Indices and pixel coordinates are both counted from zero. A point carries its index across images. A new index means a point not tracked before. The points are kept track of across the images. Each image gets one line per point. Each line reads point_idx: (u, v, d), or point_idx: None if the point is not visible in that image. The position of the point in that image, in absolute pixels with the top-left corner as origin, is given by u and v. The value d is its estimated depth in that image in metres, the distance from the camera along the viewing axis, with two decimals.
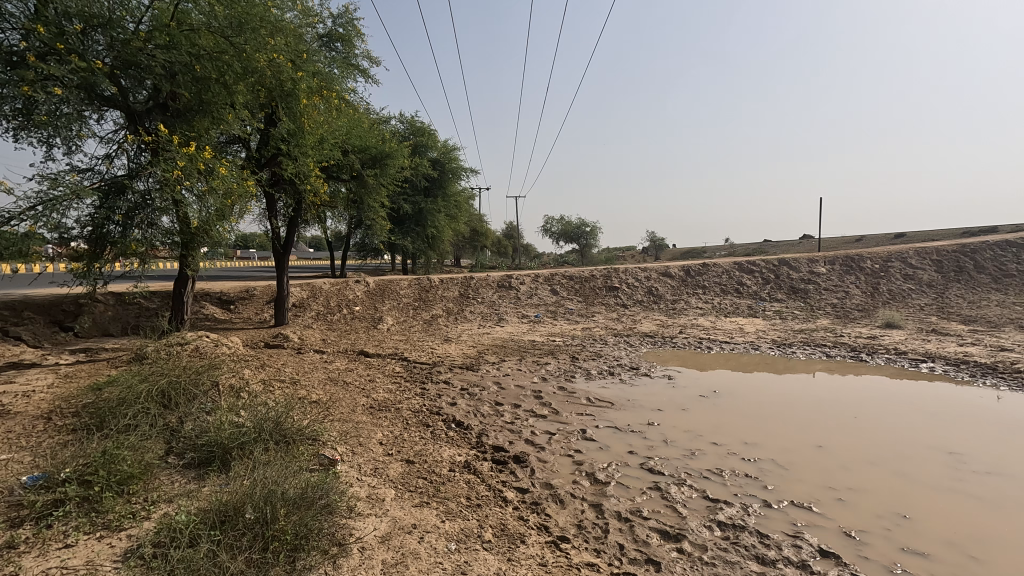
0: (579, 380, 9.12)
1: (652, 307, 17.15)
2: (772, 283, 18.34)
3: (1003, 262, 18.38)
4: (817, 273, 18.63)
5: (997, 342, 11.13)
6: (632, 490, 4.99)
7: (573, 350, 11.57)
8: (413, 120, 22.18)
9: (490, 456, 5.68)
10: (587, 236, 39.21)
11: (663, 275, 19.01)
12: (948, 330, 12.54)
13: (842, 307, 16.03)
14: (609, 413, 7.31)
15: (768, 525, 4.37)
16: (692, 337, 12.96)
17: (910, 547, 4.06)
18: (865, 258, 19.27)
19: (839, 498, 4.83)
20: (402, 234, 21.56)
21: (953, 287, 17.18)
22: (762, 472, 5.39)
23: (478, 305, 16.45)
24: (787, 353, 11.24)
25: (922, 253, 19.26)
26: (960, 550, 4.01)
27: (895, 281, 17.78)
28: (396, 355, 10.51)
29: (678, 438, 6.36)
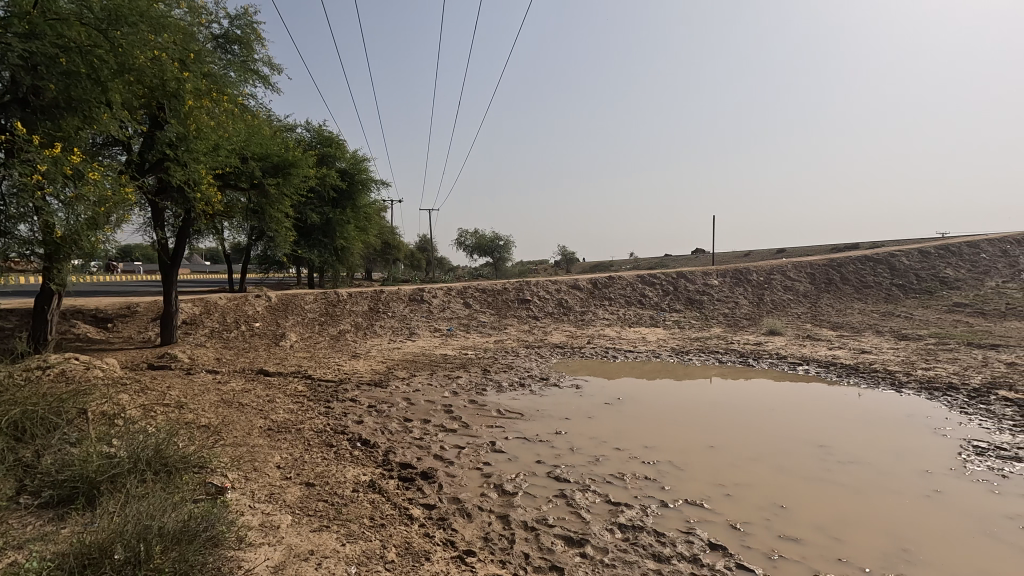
0: (490, 393, 9.15)
1: (562, 319, 17.65)
2: (672, 294, 19.52)
3: (863, 274, 20.85)
4: (711, 285, 20.08)
5: (859, 345, 12.58)
6: (539, 499, 5.07)
7: (484, 363, 11.60)
8: (321, 128, 21.45)
9: (397, 474, 5.54)
10: (500, 249, 39.64)
11: (573, 287, 19.62)
12: (821, 336, 13.97)
13: (732, 317, 17.39)
14: (519, 424, 7.40)
15: (664, 524, 4.61)
16: (599, 347, 13.47)
17: (786, 535, 4.43)
18: (752, 271, 21.05)
19: (726, 493, 5.21)
20: (307, 246, 20.66)
21: (824, 297, 19.22)
22: (661, 474, 5.68)
23: (389, 319, 16.07)
24: (686, 360, 11.99)
25: (798, 266, 21.36)
26: (827, 533, 4.45)
27: (777, 292, 19.59)
28: (299, 373, 9.99)
29: (584, 445, 6.56)
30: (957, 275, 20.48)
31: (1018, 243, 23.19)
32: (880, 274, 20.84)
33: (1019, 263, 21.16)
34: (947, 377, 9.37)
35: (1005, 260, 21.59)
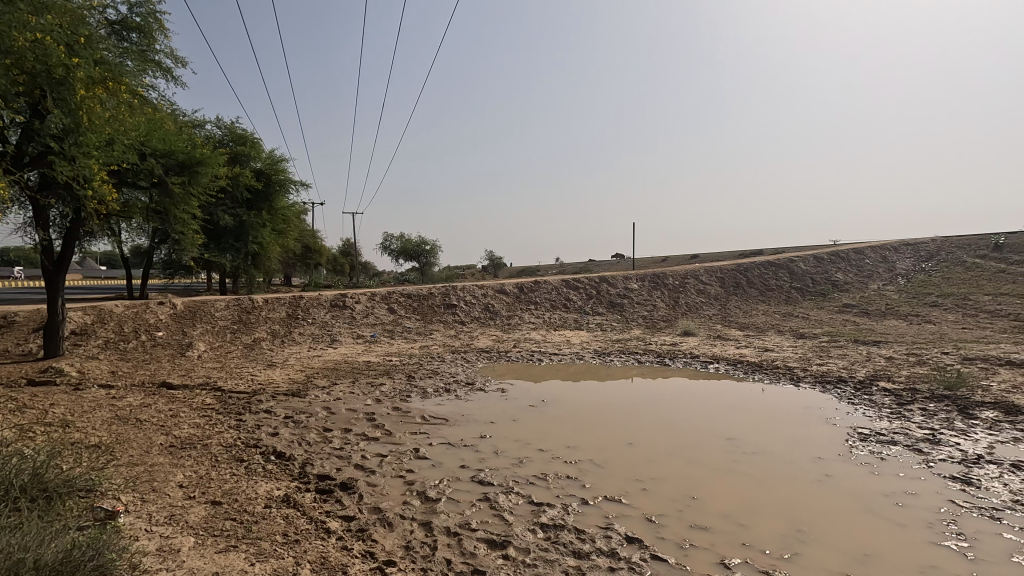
0: (414, 399, 9.00)
1: (489, 323, 17.70)
2: (594, 298, 20.12)
3: (767, 278, 22.52)
4: (631, 289, 20.91)
5: (763, 344, 13.56)
6: (462, 504, 5.05)
7: (409, 369, 11.40)
8: (233, 126, 20.30)
9: (314, 486, 5.31)
10: (427, 254, 39.22)
11: (499, 292, 19.74)
12: (730, 335, 14.91)
13: (651, 319, 18.19)
14: (443, 430, 7.34)
15: (584, 521, 4.74)
16: (525, 351, 13.64)
17: (696, 524, 4.69)
18: (668, 275, 22.14)
19: (643, 488, 5.42)
20: (218, 250, 19.42)
21: (733, 300, 20.56)
22: (582, 473, 5.83)
23: (309, 326, 15.42)
24: (607, 362, 12.40)
25: (710, 270, 22.70)
26: (732, 519, 4.75)
27: (691, 295, 20.73)
28: (207, 385, 9.34)
29: (508, 447, 6.61)
30: (845, 279, 22.57)
31: (894, 250, 25.93)
32: (781, 278, 22.58)
33: (895, 268, 23.66)
34: (837, 371, 10.30)
35: (884, 265, 24.06)
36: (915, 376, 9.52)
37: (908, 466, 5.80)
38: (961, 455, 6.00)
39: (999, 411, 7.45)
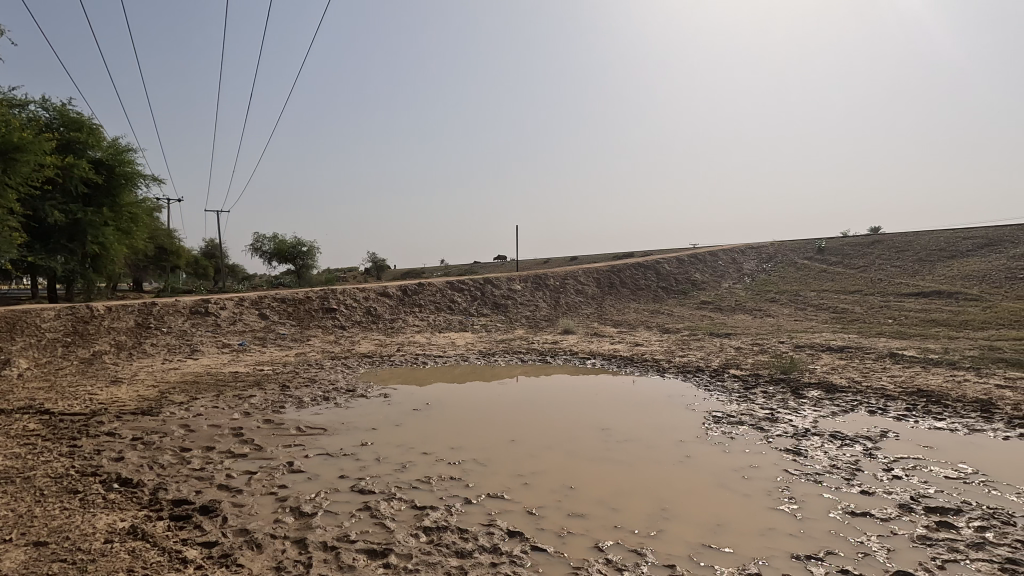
0: (289, 410, 8.43)
1: (371, 327, 17.12)
2: (479, 299, 20.31)
3: (637, 278, 24.28)
4: (515, 290, 21.39)
5: (634, 339, 14.59)
6: (341, 515, 4.83)
7: (283, 379, 10.66)
8: (63, 108, 17.59)
9: (168, 514, 4.76)
10: (304, 256, 37.00)
11: (382, 295, 19.16)
12: (605, 332, 15.83)
13: (533, 319, 18.77)
14: (321, 440, 6.96)
15: (467, 520, 4.76)
16: (409, 354, 13.39)
17: (573, 512, 4.92)
18: (549, 276, 22.98)
19: (524, 482, 5.58)
20: (46, 251, 16.72)
21: (608, 299, 21.89)
22: (465, 473, 5.86)
23: (163, 336, 13.80)
24: (492, 362, 12.58)
25: (587, 271, 23.91)
26: (605, 504, 5.05)
27: (570, 295, 21.71)
28: (30, 409, 7.98)
29: (390, 453, 6.44)
30: (703, 279, 25.00)
31: (742, 253, 29.23)
32: (649, 278, 24.44)
33: (743, 268, 26.68)
34: (696, 362, 11.40)
35: (734, 266, 27.01)
36: (758, 363, 10.83)
37: (752, 442, 6.57)
38: (793, 430, 6.93)
39: (821, 390, 8.73)
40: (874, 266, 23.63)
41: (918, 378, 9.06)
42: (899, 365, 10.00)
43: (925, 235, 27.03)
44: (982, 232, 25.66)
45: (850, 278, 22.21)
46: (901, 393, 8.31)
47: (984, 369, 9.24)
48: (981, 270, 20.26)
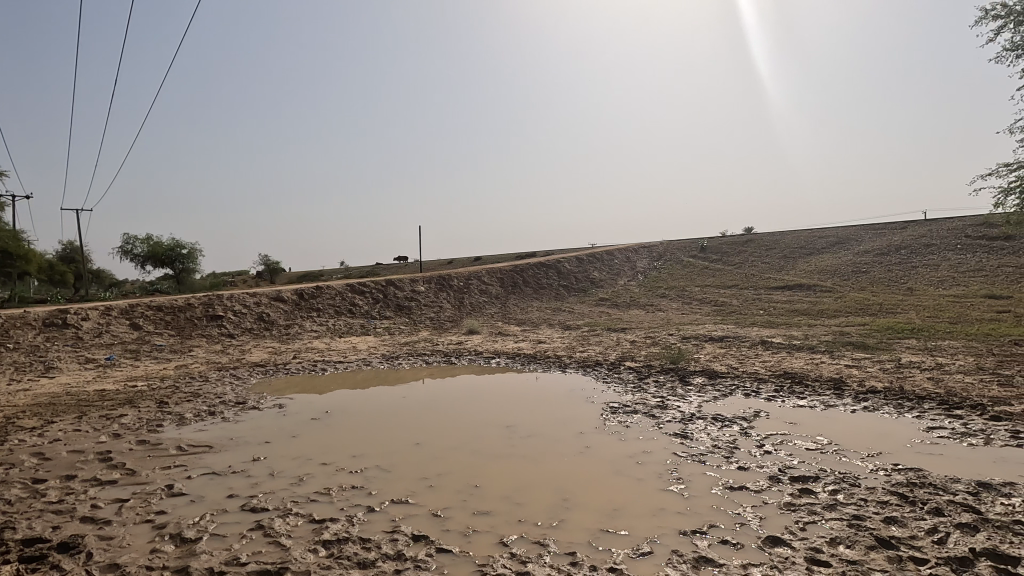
0: (168, 429, 7.69)
1: (263, 335, 16.04)
2: (381, 301, 19.76)
3: (540, 277, 24.91)
4: (419, 291, 21.07)
5: (537, 337, 14.98)
6: (230, 538, 4.50)
7: (161, 394, 9.71)
8: None
9: (16, 557, 4.16)
10: (184, 259, 33.85)
11: (275, 299, 18.03)
12: (509, 331, 16.07)
13: (438, 320, 18.63)
14: (207, 459, 6.43)
15: (369, 529, 4.63)
16: (306, 361, 12.75)
17: (479, 510, 4.95)
18: (453, 276, 22.88)
19: (429, 485, 5.53)
20: None
21: (511, 298, 22.25)
22: (368, 480, 5.69)
23: (9, 353, 12.00)
24: (395, 365, 12.31)
25: (491, 271, 24.09)
26: (510, 500, 5.13)
27: (474, 295, 21.80)
28: None
29: (285, 467, 6.09)
30: (600, 277, 26.16)
31: (635, 251, 30.95)
32: (551, 277, 25.14)
33: (636, 266, 28.26)
34: (595, 356, 11.93)
35: (628, 264, 28.53)
36: (651, 355, 11.57)
37: (645, 429, 7.01)
38: (681, 415, 7.48)
39: (705, 377, 9.51)
40: (749, 262, 26.09)
41: (784, 362, 10.17)
42: (770, 351, 11.14)
43: (789, 235, 30.27)
44: (833, 231, 29.25)
45: (728, 274, 24.32)
46: (771, 376, 9.27)
47: (836, 352, 10.56)
48: (833, 265, 23.12)
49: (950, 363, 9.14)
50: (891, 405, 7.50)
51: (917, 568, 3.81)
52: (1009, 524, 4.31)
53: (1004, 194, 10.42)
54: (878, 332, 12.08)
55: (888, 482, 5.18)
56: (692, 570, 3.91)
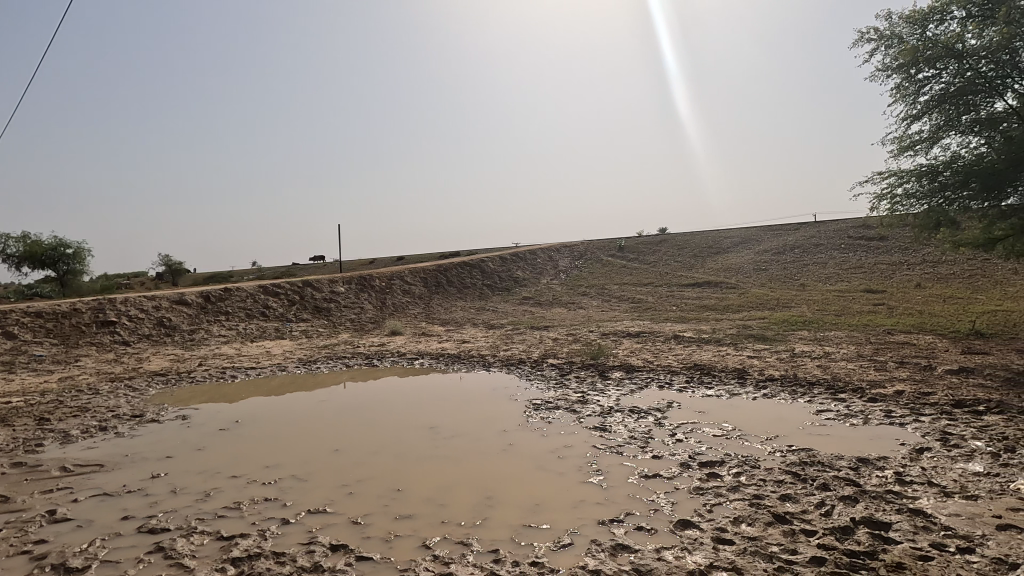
0: (49, 448, 6.92)
1: (164, 342, 14.82)
2: (297, 303, 18.86)
3: (464, 276, 24.81)
4: (338, 292, 20.30)
5: (461, 336, 14.92)
6: (124, 564, 4.12)
7: (41, 411, 8.71)
8: None
9: None
10: (68, 259, 30.55)
11: (177, 303, 16.70)
12: (433, 332, 15.89)
13: (358, 322, 18.06)
14: (97, 479, 5.85)
15: (284, 542, 4.42)
16: (214, 368, 11.92)
17: (401, 514, 4.86)
18: (374, 276, 22.23)
19: (348, 492, 5.36)
20: None
21: (435, 298, 22.01)
22: (283, 492, 5.42)
23: None
24: (313, 370, 11.79)
25: (414, 271, 23.67)
26: (434, 501, 5.08)
27: (397, 296, 21.35)
28: None
29: (190, 482, 5.67)
30: (524, 276, 26.48)
31: (557, 250, 31.57)
32: (475, 277, 25.11)
33: (558, 265, 28.86)
34: (518, 355, 12.06)
35: (551, 263, 29.08)
36: (572, 352, 11.86)
37: (566, 424, 7.20)
38: (600, 408, 7.75)
39: (623, 371, 9.90)
40: (663, 261, 27.42)
41: (694, 354, 10.79)
42: (682, 345, 11.78)
43: (698, 235, 32.13)
44: (737, 232, 31.39)
45: (645, 273, 25.42)
46: (683, 368, 9.81)
47: (740, 344, 11.35)
48: (737, 263, 24.81)
49: (835, 352, 10.10)
50: (787, 391, 8.18)
51: (808, 539, 4.18)
52: (883, 493, 4.84)
53: (879, 199, 11.62)
54: (775, 325, 13.12)
55: (784, 462, 5.65)
56: (610, 558, 4.06)
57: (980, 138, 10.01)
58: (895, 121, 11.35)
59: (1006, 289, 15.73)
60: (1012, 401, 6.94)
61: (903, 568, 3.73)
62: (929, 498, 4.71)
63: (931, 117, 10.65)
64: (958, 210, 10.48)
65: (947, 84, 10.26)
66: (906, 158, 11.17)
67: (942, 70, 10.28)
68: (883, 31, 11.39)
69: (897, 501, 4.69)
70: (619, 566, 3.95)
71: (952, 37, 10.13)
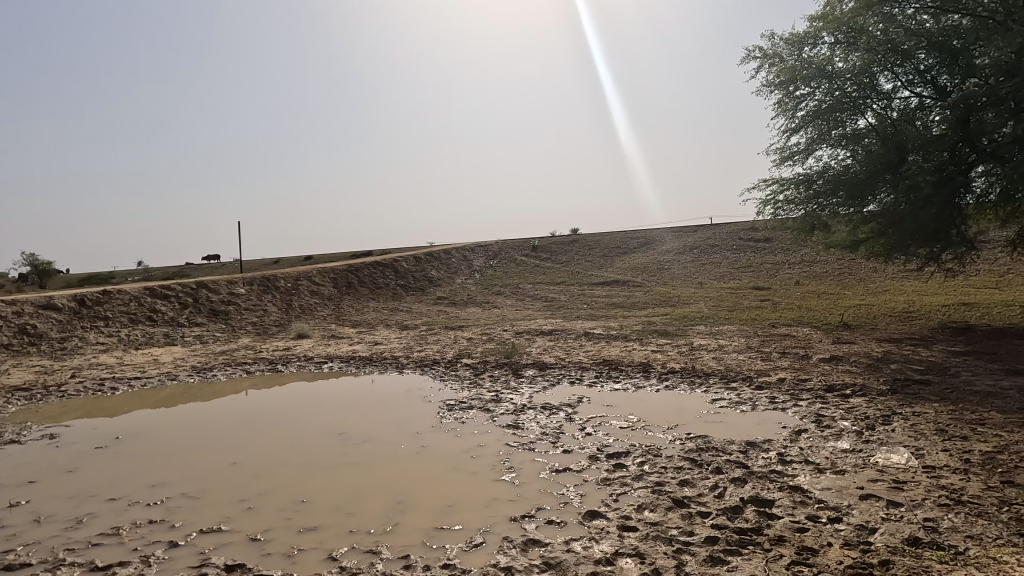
0: None
1: (28, 353, 13.11)
2: (191, 306, 17.42)
3: (377, 276, 24.11)
4: (238, 293, 18.98)
5: (373, 338, 14.50)
6: None
7: None
8: None
9: None
10: None
11: (44, 308, 14.82)
12: (343, 334, 15.30)
13: (261, 325, 17.02)
14: None
15: (171, 567, 4.06)
16: (91, 380, 10.73)
17: (306, 526, 4.63)
18: (279, 277, 20.98)
19: (247, 507, 5.02)
20: None
21: (346, 299, 21.23)
22: (171, 512, 4.97)
23: None
24: (208, 378, 10.92)
25: (322, 271, 22.65)
26: (341, 511, 4.88)
27: (304, 297, 20.35)
28: None
29: (58, 509, 5.06)
30: (439, 276, 26.22)
31: (472, 250, 31.56)
32: (388, 277, 24.49)
33: (473, 265, 28.87)
34: (432, 355, 11.92)
35: (466, 263, 29.01)
36: (487, 351, 11.92)
37: (480, 423, 7.21)
38: (513, 406, 7.84)
39: (536, 369, 10.10)
40: (574, 261, 28.28)
41: (603, 350, 11.23)
42: (592, 342, 12.22)
43: (608, 235, 33.48)
44: (643, 232, 33.03)
45: (557, 272, 26.07)
46: (593, 364, 10.18)
47: (645, 339, 11.95)
48: (643, 263, 26.14)
49: (728, 345, 10.93)
50: (686, 382, 8.74)
51: (702, 520, 4.48)
52: (767, 473, 5.30)
53: (764, 203, 12.72)
54: (676, 320, 13.96)
55: (683, 449, 6.02)
56: (521, 553, 4.11)
57: (846, 151, 11.21)
58: (778, 133, 12.47)
59: (867, 285, 17.82)
60: (872, 384, 7.88)
61: (783, 540, 4.10)
62: (805, 475, 5.21)
63: (808, 131, 11.82)
64: (829, 215, 11.73)
65: (819, 101, 11.42)
66: (787, 167, 12.31)
67: (816, 88, 11.43)
68: (766, 50, 12.49)
69: (779, 479, 5.15)
70: (530, 560, 4.01)
71: (824, 59, 11.34)
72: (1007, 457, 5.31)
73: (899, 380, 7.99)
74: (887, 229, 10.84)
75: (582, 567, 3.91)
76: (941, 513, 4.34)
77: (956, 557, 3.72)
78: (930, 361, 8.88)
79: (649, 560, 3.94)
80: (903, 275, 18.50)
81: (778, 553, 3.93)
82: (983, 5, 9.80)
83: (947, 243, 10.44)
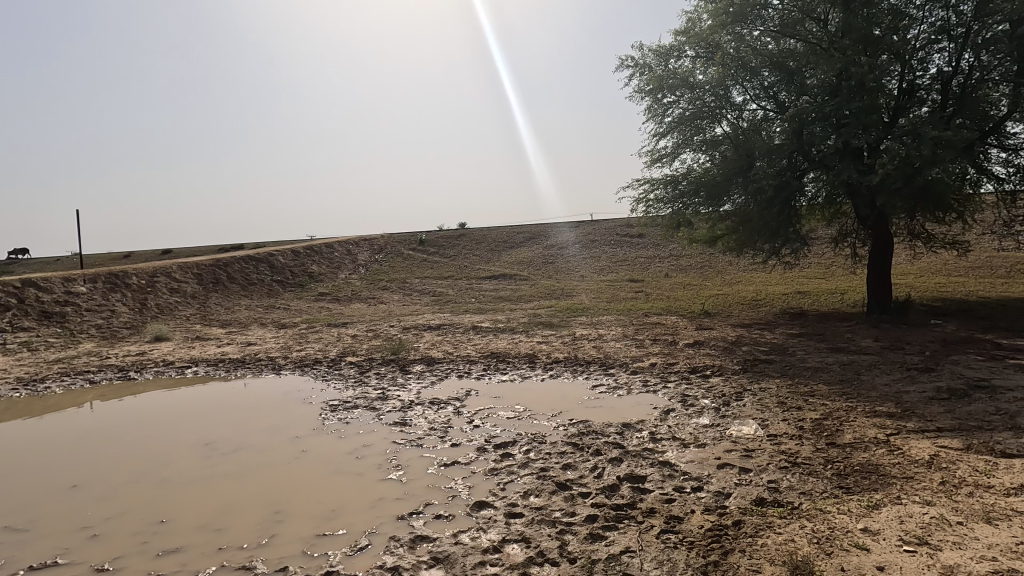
0: None
1: None
2: (14, 308, 14.88)
3: (249, 272, 22.31)
4: (77, 292, 16.54)
5: (247, 338, 13.45)
6: None
7: None
8: None
9: None
10: None
11: None
12: (210, 335, 13.98)
13: (108, 328, 15.02)
14: None
15: None
16: None
17: (166, 549, 4.18)
18: (129, 274, 18.49)
19: (91, 534, 4.42)
20: None
21: (212, 297, 19.39)
22: None
23: None
24: (39, 391, 9.39)
25: (184, 266, 20.46)
26: (209, 528, 4.47)
27: (162, 295, 18.25)
28: None
29: None
30: (319, 271, 24.89)
31: (356, 243, 30.37)
32: (262, 272, 22.75)
33: (358, 259, 27.77)
34: (313, 354, 11.33)
35: (349, 257, 27.84)
36: (372, 348, 11.56)
37: (366, 422, 6.98)
38: (401, 403, 7.69)
39: (424, 364, 10.00)
40: (462, 255, 28.32)
41: (491, 343, 11.40)
42: (480, 335, 12.35)
43: (495, 229, 33.90)
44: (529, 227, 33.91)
45: (445, 266, 25.95)
46: (481, 357, 10.30)
47: (531, 331, 12.33)
48: (529, 257, 26.89)
49: (607, 334, 11.64)
50: (569, 371, 9.15)
51: (583, 500, 4.74)
52: (640, 451, 5.73)
53: (637, 202, 13.65)
54: (560, 312, 14.60)
55: (566, 435, 6.30)
56: (409, 551, 4.06)
57: (706, 155, 12.38)
58: (647, 137, 13.40)
59: (724, 277, 19.91)
60: (727, 365, 8.84)
61: (654, 512, 4.46)
62: (673, 451, 5.70)
63: (673, 135, 12.85)
64: (692, 214, 12.89)
65: (683, 108, 12.48)
66: (657, 168, 13.29)
67: (680, 97, 12.52)
68: (637, 59, 13.39)
69: (651, 456, 5.59)
70: (418, 557, 3.96)
71: (687, 71, 12.42)
72: (830, 422, 6.23)
73: (749, 360, 9.06)
74: (738, 226, 12.18)
75: (471, 557, 3.95)
76: (780, 475, 4.99)
77: (792, 511, 4.30)
78: (773, 342, 10.18)
79: (534, 544, 4.08)
80: (751, 267, 20.92)
81: (649, 524, 4.27)
82: (812, 33, 11.41)
83: (785, 240, 11.94)
